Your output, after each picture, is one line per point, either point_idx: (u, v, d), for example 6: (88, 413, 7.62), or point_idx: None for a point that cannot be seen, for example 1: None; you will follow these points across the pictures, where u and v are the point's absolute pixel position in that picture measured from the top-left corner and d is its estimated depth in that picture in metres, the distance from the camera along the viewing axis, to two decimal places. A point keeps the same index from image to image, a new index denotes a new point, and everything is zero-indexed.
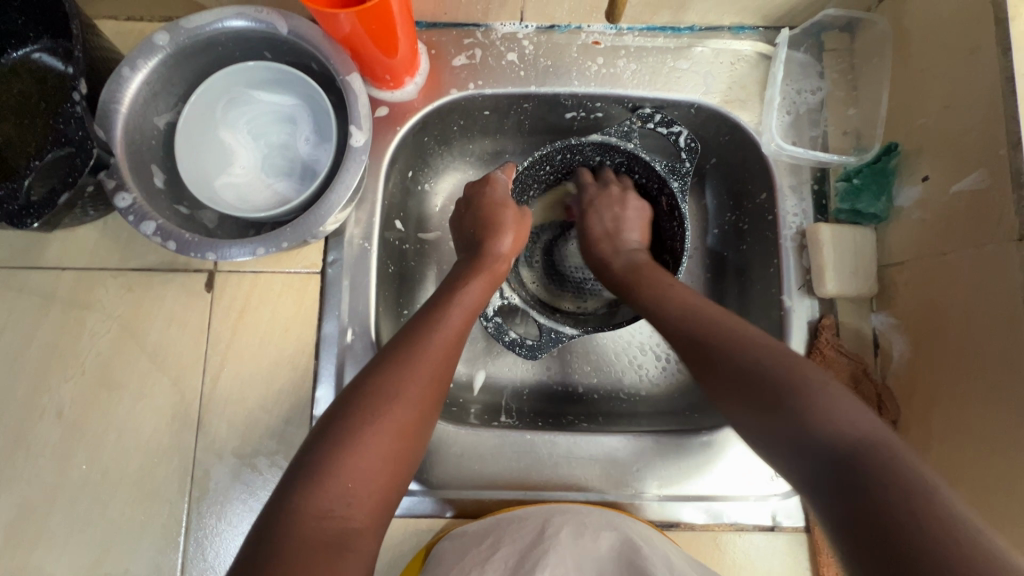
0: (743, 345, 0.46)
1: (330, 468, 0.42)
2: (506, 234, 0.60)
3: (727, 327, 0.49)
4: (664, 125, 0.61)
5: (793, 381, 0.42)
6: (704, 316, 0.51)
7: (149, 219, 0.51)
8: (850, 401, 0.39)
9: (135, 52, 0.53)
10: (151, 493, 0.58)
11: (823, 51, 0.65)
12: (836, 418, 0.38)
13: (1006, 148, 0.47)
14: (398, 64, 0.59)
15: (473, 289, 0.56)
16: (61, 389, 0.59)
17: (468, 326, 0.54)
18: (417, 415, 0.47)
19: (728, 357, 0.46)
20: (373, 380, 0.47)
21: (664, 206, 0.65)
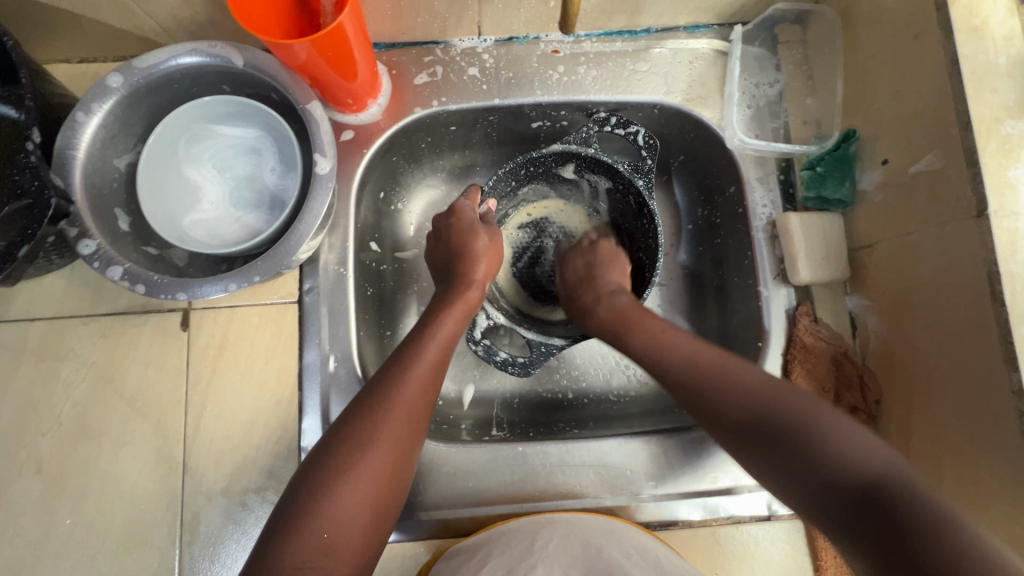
0: (731, 376, 0.49)
1: (309, 521, 0.41)
2: (482, 263, 0.60)
3: (730, 368, 0.50)
4: (621, 126, 0.62)
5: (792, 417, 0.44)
6: (694, 352, 0.52)
7: (115, 264, 0.50)
8: (853, 430, 0.42)
9: (88, 96, 0.52)
10: (141, 542, 0.57)
11: (777, 45, 0.67)
12: (847, 452, 0.41)
13: (958, 128, 0.48)
14: (359, 87, 0.59)
15: (447, 326, 0.55)
16: (38, 444, 0.58)
17: (446, 358, 0.54)
18: (397, 456, 0.47)
19: (723, 392, 0.48)
20: (349, 424, 0.47)
21: (634, 208, 0.66)
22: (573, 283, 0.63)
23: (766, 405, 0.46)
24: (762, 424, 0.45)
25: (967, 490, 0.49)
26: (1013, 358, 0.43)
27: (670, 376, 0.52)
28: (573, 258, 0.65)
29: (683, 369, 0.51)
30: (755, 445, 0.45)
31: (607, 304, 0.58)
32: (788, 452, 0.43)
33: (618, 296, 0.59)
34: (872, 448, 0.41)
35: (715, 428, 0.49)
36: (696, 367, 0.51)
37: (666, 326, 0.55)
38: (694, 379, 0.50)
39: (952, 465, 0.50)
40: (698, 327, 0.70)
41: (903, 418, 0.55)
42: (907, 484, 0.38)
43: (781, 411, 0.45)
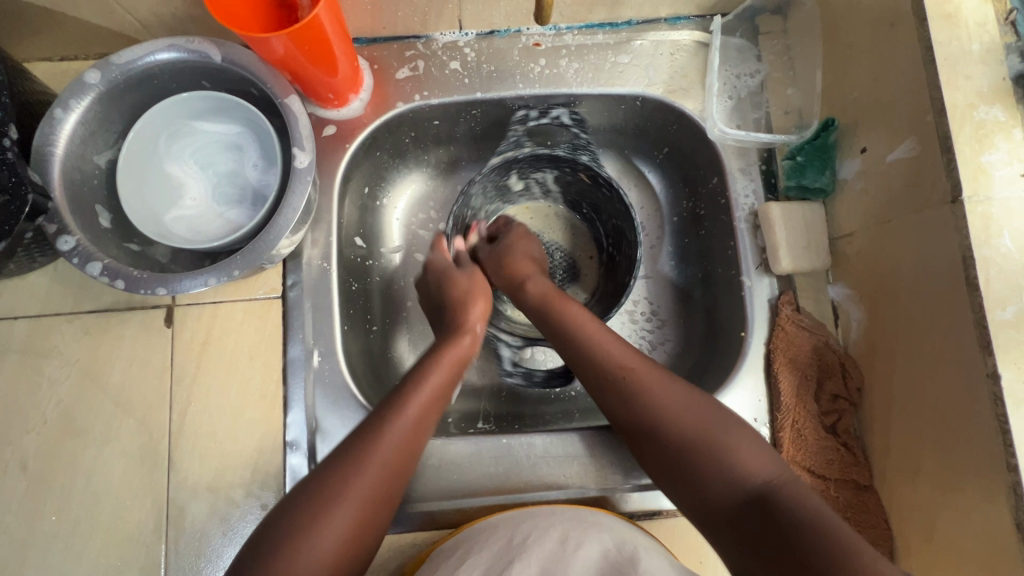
0: (646, 384, 0.51)
1: (293, 556, 0.42)
2: (478, 323, 0.59)
3: (644, 371, 0.52)
4: (544, 115, 0.67)
5: (704, 432, 0.48)
6: (614, 352, 0.53)
7: (94, 260, 0.50)
8: (753, 449, 0.47)
9: (66, 93, 0.52)
10: (127, 538, 0.57)
11: (758, 35, 0.67)
12: (749, 471, 0.46)
13: (932, 114, 0.48)
14: (339, 83, 0.59)
15: (436, 375, 0.54)
16: (23, 441, 0.58)
17: (431, 411, 0.52)
18: (370, 507, 0.46)
19: (640, 398, 0.51)
20: (341, 463, 0.47)
21: (588, 188, 0.66)
22: (508, 255, 0.62)
23: (680, 412, 0.49)
24: (674, 430, 0.49)
25: (945, 475, 0.49)
26: (988, 342, 0.44)
27: (590, 369, 0.53)
28: (524, 240, 0.64)
29: (606, 365, 0.53)
30: (664, 449, 0.49)
31: (537, 285, 0.59)
32: (691, 461, 0.47)
33: (546, 280, 0.60)
34: (766, 464, 0.46)
35: (627, 428, 0.52)
36: (619, 368, 0.52)
37: (586, 313, 0.56)
38: (616, 375, 0.52)
39: (930, 450, 0.50)
40: (683, 318, 0.70)
41: (884, 403, 0.55)
42: (796, 497, 0.43)
43: (692, 420, 0.49)
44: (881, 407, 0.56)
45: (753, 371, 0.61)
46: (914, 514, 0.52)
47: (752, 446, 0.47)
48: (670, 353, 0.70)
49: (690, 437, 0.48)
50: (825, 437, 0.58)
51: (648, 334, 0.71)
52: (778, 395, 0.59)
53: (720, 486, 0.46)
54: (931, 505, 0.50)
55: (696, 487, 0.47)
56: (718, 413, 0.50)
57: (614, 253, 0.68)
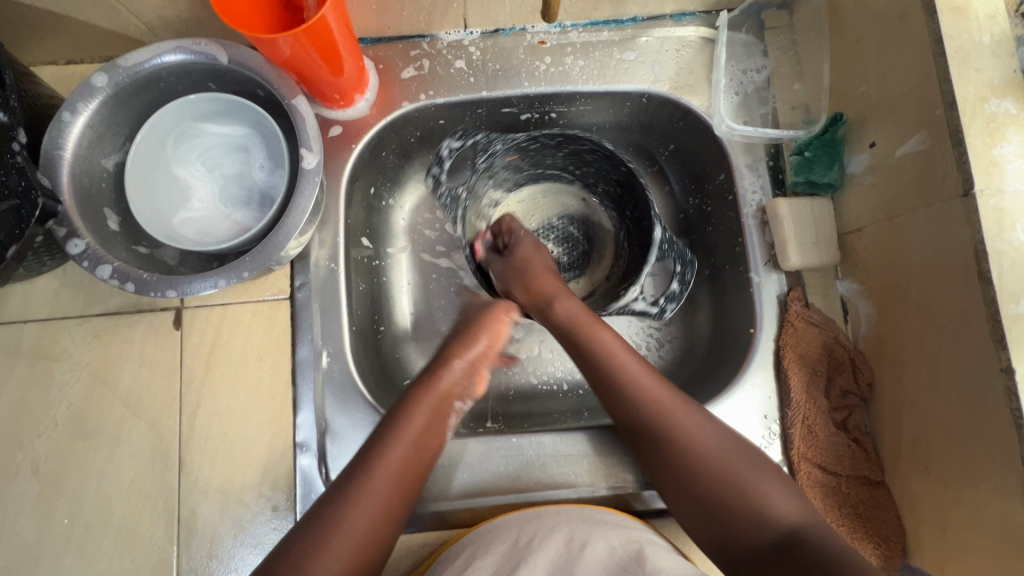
0: (676, 419, 0.51)
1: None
2: (461, 361, 0.56)
3: (678, 406, 0.52)
4: (444, 160, 0.61)
5: (728, 472, 0.48)
6: (646, 386, 0.53)
7: (104, 263, 0.50)
8: (782, 492, 0.47)
9: (73, 96, 0.52)
10: (139, 541, 0.57)
11: (764, 30, 0.67)
12: (777, 513, 0.46)
13: (942, 108, 0.47)
14: (345, 83, 0.59)
15: (418, 415, 0.52)
16: (34, 444, 0.58)
17: (421, 453, 0.51)
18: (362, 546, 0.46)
19: (668, 433, 0.51)
20: (328, 507, 0.46)
21: (533, 157, 0.64)
22: (529, 270, 0.61)
23: (708, 451, 0.49)
24: (702, 466, 0.49)
25: (960, 471, 0.48)
26: (1002, 336, 0.43)
27: (623, 403, 0.53)
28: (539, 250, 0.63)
29: (639, 399, 0.52)
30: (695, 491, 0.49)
31: (567, 308, 0.58)
32: (721, 504, 0.48)
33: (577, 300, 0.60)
34: (796, 508, 0.46)
35: (655, 464, 0.52)
36: (648, 402, 0.52)
37: (621, 342, 0.56)
38: (649, 410, 0.52)
39: (944, 446, 0.50)
40: (690, 316, 0.70)
41: (895, 398, 0.55)
42: (823, 541, 0.44)
43: (723, 461, 0.49)
44: (892, 402, 0.56)
45: (762, 368, 0.61)
46: (925, 509, 0.52)
47: (782, 490, 0.47)
48: (678, 349, 0.70)
49: (718, 476, 0.48)
50: (836, 433, 0.58)
51: (655, 332, 0.71)
52: (788, 391, 0.59)
53: (749, 532, 0.46)
54: (944, 500, 0.50)
55: (724, 531, 0.47)
56: (748, 454, 0.50)
57: (613, 191, 0.67)
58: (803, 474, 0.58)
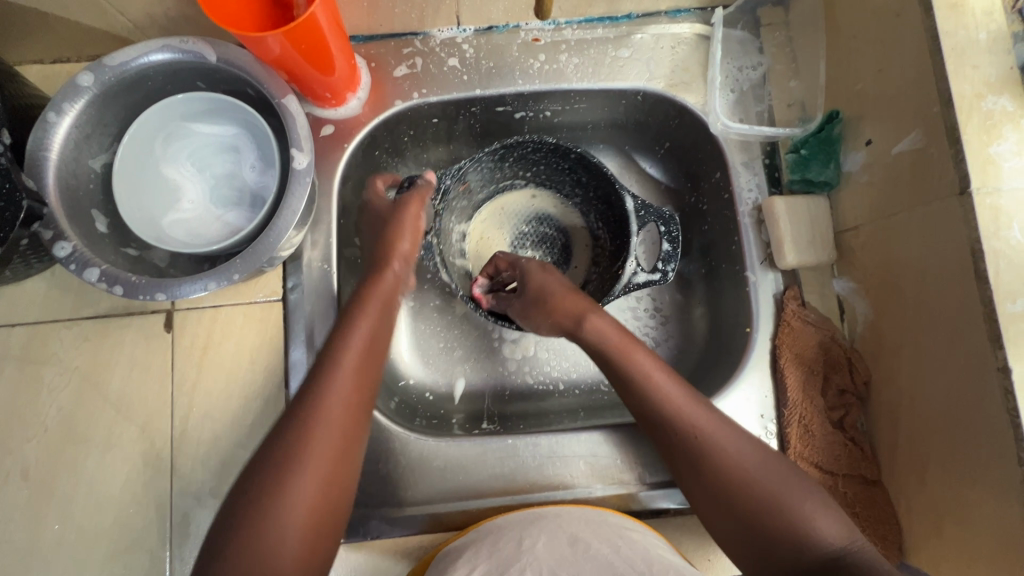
0: (718, 444, 0.49)
1: (265, 502, 0.43)
2: (394, 261, 0.59)
3: (718, 430, 0.50)
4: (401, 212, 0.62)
5: (771, 495, 0.47)
6: (685, 408, 0.51)
7: (92, 266, 0.49)
8: (828, 515, 0.46)
9: (58, 96, 0.51)
10: (131, 546, 0.56)
11: (759, 27, 0.66)
12: (822, 536, 0.45)
13: (939, 105, 0.47)
14: (337, 81, 0.58)
15: (365, 318, 0.54)
16: (23, 449, 0.57)
17: (372, 358, 0.53)
18: (335, 459, 0.47)
19: (708, 458, 0.49)
20: (296, 417, 0.47)
21: (489, 170, 0.65)
22: (549, 296, 0.57)
23: (748, 474, 0.48)
24: (744, 491, 0.48)
25: (957, 472, 0.48)
26: (999, 336, 0.43)
27: (661, 428, 0.52)
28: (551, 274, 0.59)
29: (677, 424, 0.51)
30: (738, 517, 0.48)
31: (599, 327, 0.55)
32: (766, 531, 0.46)
33: (610, 320, 0.56)
34: (841, 532, 0.45)
35: (696, 491, 0.50)
36: (686, 425, 0.50)
37: (659, 364, 0.54)
38: (688, 436, 0.50)
39: (942, 446, 0.49)
40: (686, 315, 0.70)
41: (892, 397, 0.55)
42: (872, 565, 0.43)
43: (766, 485, 0.48)
44: (889, 401, 0.55)
45: (759, 367, 0.61)
46: (923, 507, 0.52)
47: (827, 512, 0.46)
48: (674, 348, 0.69)
49: (761, 501, 0.47)
50: (833, 433, 0.58)
51: (651, 331, 0.70)
52: (784, 391, 0.59)
53: (794, 556, 0.44)
54: (941, 498, 0.50)
55: (769, 556, 0.46)
56: (791, 477, 0.48)
57: (571, 181, 0.68)
58: None
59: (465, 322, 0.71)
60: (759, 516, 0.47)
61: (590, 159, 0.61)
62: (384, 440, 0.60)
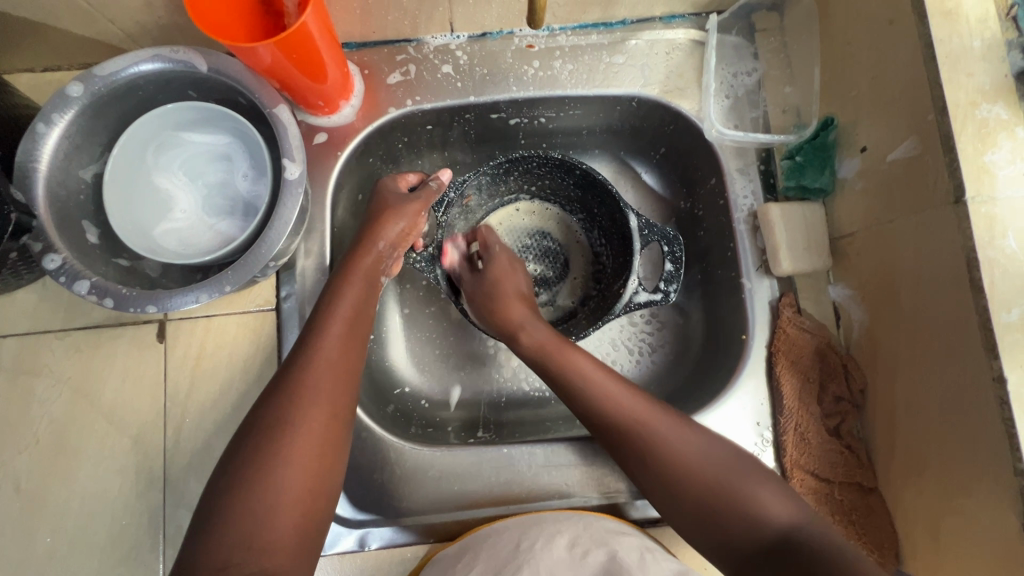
0: (659, 436, 0.50)
1: (248, 490, 0.41)
2: (382, 240, 0.57)
3: (658, 420, 0.51)
4: None
5: (719, 479, 0.48)
6: (624, 403, 0.52)
7: (82, 279, 0.49)
8: (772, 493, 0.47)
9: (48, 107, 0.51)
10: (124, 558, 0.56)
11: (754, 33, 0.66)
12: (770, 513, 0.46)
13: (934, 113, 0.47)
14: (329, 89, 0.57)
15: (348, 294, 0.52)
16: (15, 461, 0.57)
17: (354, 333, 0.51)
18: (322, 440, 0.45)
19: (652, 451, 0.50)
20: (280, 397, 0.46)
21: (492, 185, 0.66)
22: (498, 293, 0.59)
23: (694, 461, 0.49)
24: (692, 479, 0.48)
25: (953, 479, 0.48)
26: (994, 345, 0.43)
27: (602, 424, 0.52)
28: (511, 274, 0.62)
29: (619, 418, 0.51)
30: (688, 506, 0.48)
31: (532, 335, 0.57)
32: (720, 513, 0.47)
33: (540, 328, 0.58)
34: (786, 507, 0.46)
35: (645, 484, 0.51)
36: (626, 419, 0.51)
37: (595, 363, 0.55)
38: (629, 430, 0.51)
39: (938, 454, 0.49)
40: (682, 321, 0.70)
41: (889, 405, 0.55)
42: (820, 535, 0.44)
43: (711, 470, 0.49)
44: (885, 408, 0.55)
45: (755, 374, 0.61)
46: (918, 514, 0.52)
47: (773, 491, 0.47)
48: (671, 354, 0.69)
49: (710, 485, 0.48)
50: (829, 440, 0.58)
51: (647, 337, 0.70)
52: (780, 398, 0.59)
53: (747, 538, 0.46)
54: (937, 506, 0.50)
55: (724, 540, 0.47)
56: (733, 460, 0.50)
57: (575, 197, 0.68)
58: (795, 481, 0.58)
59: (461, 329, 0.71)
60: (709, 501, 0.48)
61: (594, 176, 0.62)
62: (379, 450, 0.60)
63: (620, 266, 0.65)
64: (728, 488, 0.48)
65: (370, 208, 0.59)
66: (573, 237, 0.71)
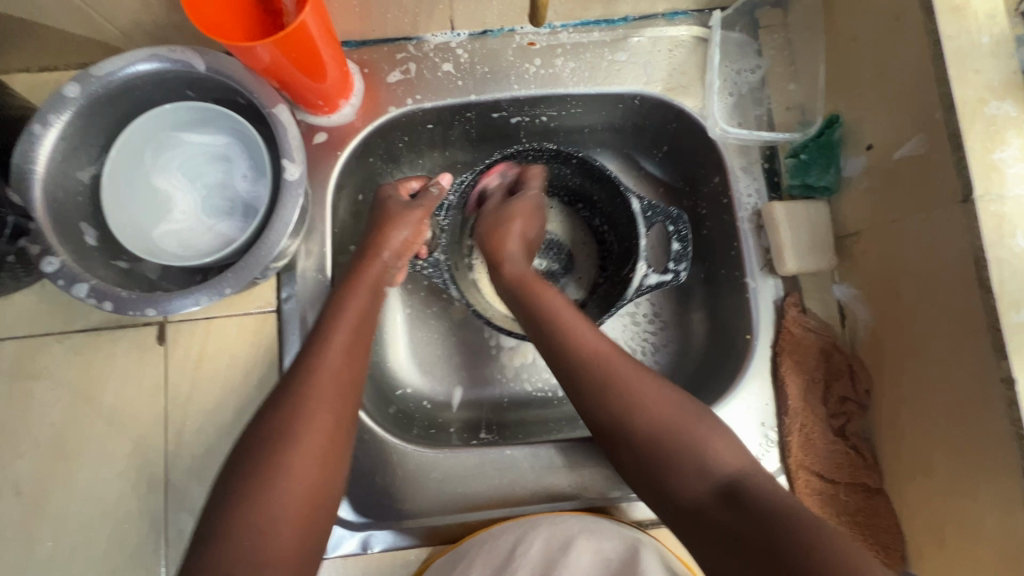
0: (619, 377, 0.48)
1: (252, 496, 0.41)
2: (387, 250, 0.57)
3: (619, 362, 0.49)
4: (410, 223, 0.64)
5: (675, 424, 0.46)
6: (588, 343, 0.50)
7: (80, 281, 0.48)
8: (724, 438, 0.45)
9: (44, 107, 0.50)
10: (126, 562, 0.56)
11: (758, 29, 0.65)
12: (719, 460, 0.44)
13: (942, 111, 0.46)
14: (329, 88, 0.57)
15: (353, 305, 0.53)
16: (15, 465, 0.57)
17: (359, 341, 0.52)
18: (325, 447, 0.45)
19: (609, 390, 0.48)
20: (284, 404, 0.46)
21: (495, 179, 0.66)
22: (495, 225, 0.60)
23: (649, 406, 0.47)
24: (645, 424, 0.46)
25: (961, 481, 0.48)
26: (1003, 345, 0.42)
27: (564, 356, 0.50)
28: (523, 214, 0.61)
29: (582, 350, 0.50)
30: (637, 445, 0.46)
31: (513, 267, 0.58)
32: (666, 459, 0.45)
33: (525, 262, 0.59)
34: (736, 454, 0.45)
35: (595, 419, 0.49)
36: (588, 358, 0.49)
37: (563, 299, 0.55)
38: (591, 363, 0.49)
39: (946, 455, 0.49)
40: (685, 321, 0.69)
41: (893, 405, 0.54)
42: (768, 488, 0.42)
43: (667, 415, 0.46)
44: (889, 410, 0.55)
45: (760, 374, 0.60)
46: (923, 517, 0.52)
47: (725, 438, 0.45)
48: (673, 354, 0.69)
49: (663, 428, 0.46)
50: (834, 442, 0.57)
51: (651, 336, 0.70)
52: (785, 399, 0.59)
53: (692, 478, 0.44)
54: (943, 508, 0.50)
55: (664, 482, 0.45)
56: (690, 406, 0.47)
57: (575, 187, 0.68)
58: (800, 481, 0.57)
59: (463, 329, 0.71)
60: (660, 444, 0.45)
61: (592, 164, 0.62)
62: (381, 452, 0.59)
63: (625, 252, 0.64)
64: (684, 431, 0.45)
65: (375, 215, 0.60)
66: (576, 232, 0.71)
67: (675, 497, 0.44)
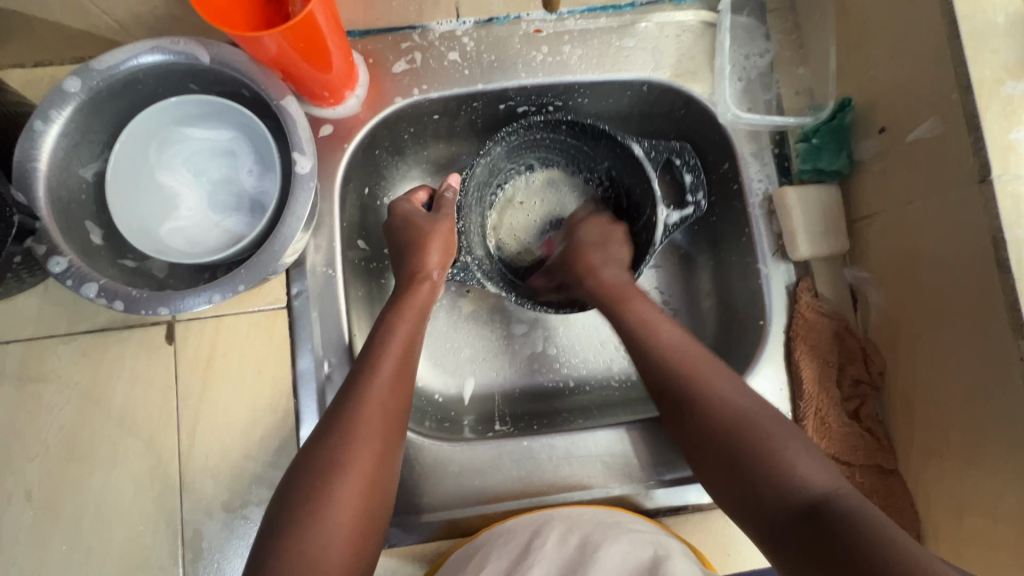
0: (706, 384, 0.49)
1: (300, 514, 0.41)
2: (437, 270, 0.58)
3: (716, 373, 0.50)
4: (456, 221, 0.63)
5: (755, 440, 0.46)
6: (683, 353, 0.52)
7: (90, 282, 0.47)
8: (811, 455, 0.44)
9: (44, 103, 0.49)
10: (143, 564, 0.55)
11: (765, 14, 0.65)
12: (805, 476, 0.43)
13: (957, 92, 0.46)
14: (334, 79, 0.56)
15: (401, 332, 0.52)
16: (26, 470, 0.56)
17: (405, 363, 0.51)
18: (368, 467, 0.45)
19: (702, 399, 0.49)
20: (333, 429, 0.45)
21: (495, 163, 0.65)
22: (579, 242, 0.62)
23: (740, 413, 0.47)
24: (732, 431, 0.47)
25: (984, 467, 0.48)
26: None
27: (652, 367, 0.52)
28: (591, 223, 0.63)
29: (669, 360, 0.51)
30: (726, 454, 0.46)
31: (608, 273, 0.59)
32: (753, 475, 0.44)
33: (620, 270, 0.59)
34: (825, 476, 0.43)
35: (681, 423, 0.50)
36: (685, 368, 0.50)
37: (655, 308, 0.56)
38: (678, 370, 0.51)
39: (967, 445, 0.49)
40: (696, 308, 0.70)
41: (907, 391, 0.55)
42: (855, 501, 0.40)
43: (755, 423, 0.46)
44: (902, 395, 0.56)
45: (774, 359, 0.60)
46: (941, 503, 0.52)
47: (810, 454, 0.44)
48: None
49: (744, 443, 0.46)
50: (848, 424, 0.58)
51: None
52: (800, 383, 0.58)
53: (773, 495, 0.43)
54: (965, 496, 0.50)
55: (750, 490, 0.45)
56: (781, 423, 0.47)
57: (572, 152, 0.67)
58: None
59: (473, 321, 0.70)
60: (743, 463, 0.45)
61: (583, 124, 0.62)
62: None
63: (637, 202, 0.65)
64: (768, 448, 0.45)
65: (400, 232, 0.60)
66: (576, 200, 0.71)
67: (759, 509, 0.44)
